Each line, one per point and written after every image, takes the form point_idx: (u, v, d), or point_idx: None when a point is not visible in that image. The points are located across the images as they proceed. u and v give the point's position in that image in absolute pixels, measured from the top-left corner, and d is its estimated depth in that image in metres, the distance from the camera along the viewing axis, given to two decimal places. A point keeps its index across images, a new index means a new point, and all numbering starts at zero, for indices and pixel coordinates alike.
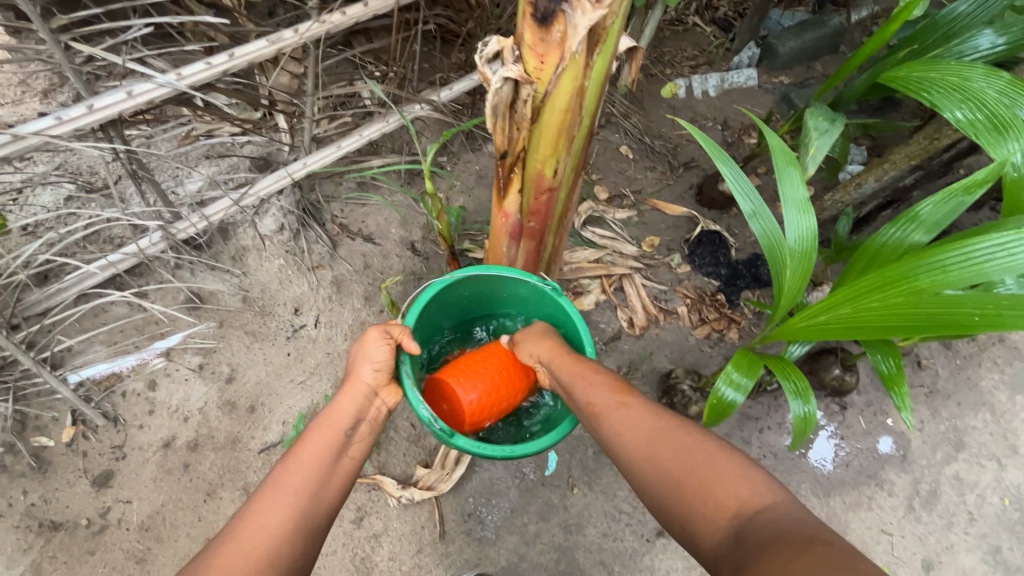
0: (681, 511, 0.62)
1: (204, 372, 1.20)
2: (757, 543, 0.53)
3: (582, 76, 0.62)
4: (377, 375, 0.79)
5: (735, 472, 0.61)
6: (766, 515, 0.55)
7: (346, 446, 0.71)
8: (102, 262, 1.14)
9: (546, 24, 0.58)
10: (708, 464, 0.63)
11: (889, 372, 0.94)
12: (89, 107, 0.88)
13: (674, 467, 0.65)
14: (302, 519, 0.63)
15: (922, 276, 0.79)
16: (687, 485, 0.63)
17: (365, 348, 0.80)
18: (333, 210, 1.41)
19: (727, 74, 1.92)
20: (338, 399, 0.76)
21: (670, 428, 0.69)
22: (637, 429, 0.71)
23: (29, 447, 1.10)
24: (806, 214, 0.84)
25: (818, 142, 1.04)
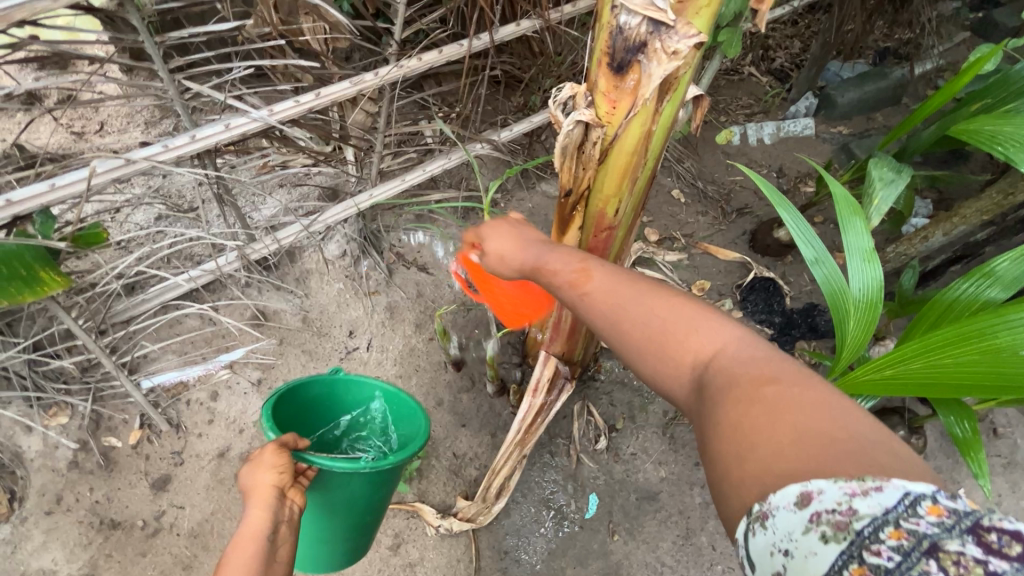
0: (651, 367, 0.59)
1: (262, 387, 1.26)
2: (722, 395, 0.51)
3: (651, 121, 0.65)
4: (283, 478, 0.69)
5: (698, 328, 0.57)
6: (729, 363, 0.53)
7: (271, 557, 0.66)
8: (184, 276, 1.23)
9: (620, 72, 0.61)
10: (674, 322, 0.58)
11: (964, 435, 0.88)
12: (192, 137, 0.97)
13: (637, 329, 0.60)
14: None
15: (1003, 333, 0.75)
16: (649, 345, 0.59)
17: (256, 465, 0.70)
18: (392, 239, 1.48)
19: (783, 123, 1.92)
20: (247, 518, 0.67)
21: (633, 293, 0.62)
22: (605, 306, 0.64)
23: (100, 445, 1.17)
24: (871, 264, 0.82)
25: (883, 193, 1.02)
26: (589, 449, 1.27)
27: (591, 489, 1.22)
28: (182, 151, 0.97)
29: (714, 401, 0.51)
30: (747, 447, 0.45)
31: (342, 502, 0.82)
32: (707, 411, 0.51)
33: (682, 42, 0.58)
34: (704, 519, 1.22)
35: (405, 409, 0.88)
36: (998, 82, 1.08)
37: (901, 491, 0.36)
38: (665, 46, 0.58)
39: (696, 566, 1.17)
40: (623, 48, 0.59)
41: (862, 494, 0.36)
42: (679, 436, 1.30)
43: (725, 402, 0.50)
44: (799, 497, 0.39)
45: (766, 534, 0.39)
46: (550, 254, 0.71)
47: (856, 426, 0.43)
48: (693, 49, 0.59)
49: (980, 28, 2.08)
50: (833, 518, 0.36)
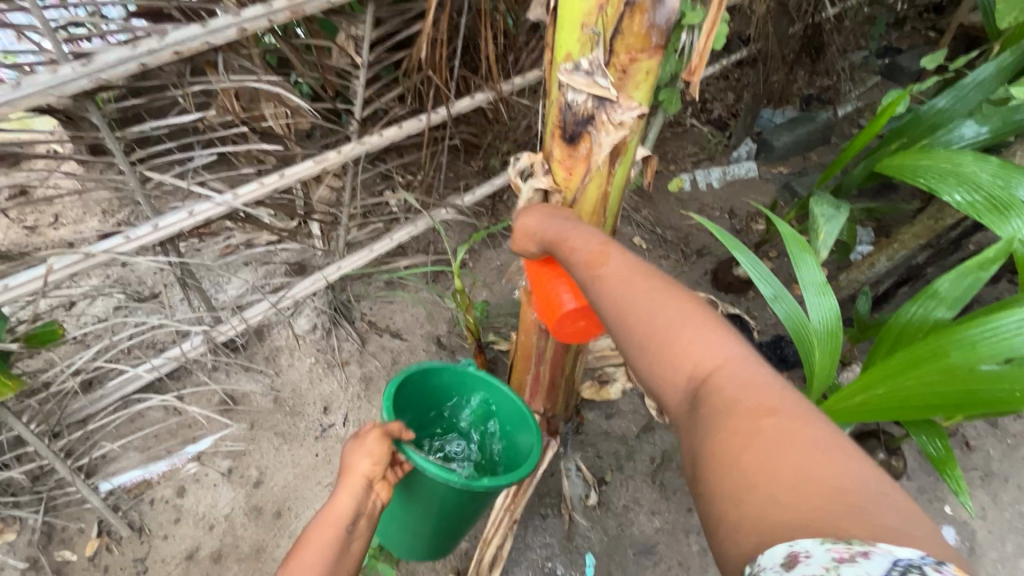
0: (649, 362, 0.58)
1: (233, 476, 1.19)
2: (722, 417, 0.49)
3: (606, 183, 0.70)
4: (375, 469, 0.78)
5: (706, 337, 0.56)
6: (735, 384, 0.52)
7: (345, 544, 0.72)
8: (146, 366, 1.18)
9: (574, 142, 0.66)
10: (687, 328, 0.57)
11: (939, 454, 0.90)
12: (154, 226, 0.96)
13: (644, 327, 0.59)
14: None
15: (953, 351, 0.79)
16: (655, 344, 0.58)
17: (360, 446, 0.78)
18: (363, 308, 1.48)
19: (728, 167, 2.07)
20: (336, 498, 0.75)
21: (647, 290, 0.61)
22: (613, 297, 0.62)
23: (52, 562, 1.07)
24: (826, 295, 0.85)
25: (827, 228, 1.10)
26: (581, 506, 1.24)
27: (587, 548, 1.19)
28: (144, 241, 0.95)
29: (711, 422, 0.50)
30: (751, 480, 0.44)
31: (434, 506, 0.89)
32: (703, 426, 0.50)
33: (626, 113, 0.63)
34: (705, 567, 1.18)
35: (520, 423, 0.97)
36: (911, 120, 1.19)
37: (889, 561, 0.34)
38: (611, 118, 0.63)
39: None
40: (572, 122, 0.65)
41: (853, 557, 0.35)
42: (668, 482, 1.29)
43: (724, 423, 0.49)
44: (803, 552, 0.37)
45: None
46: (574, 229, 0.68)
47: (854, 474, 0.43)
48: (636, 118, 0.64)
49: (889, 72, 2.31)
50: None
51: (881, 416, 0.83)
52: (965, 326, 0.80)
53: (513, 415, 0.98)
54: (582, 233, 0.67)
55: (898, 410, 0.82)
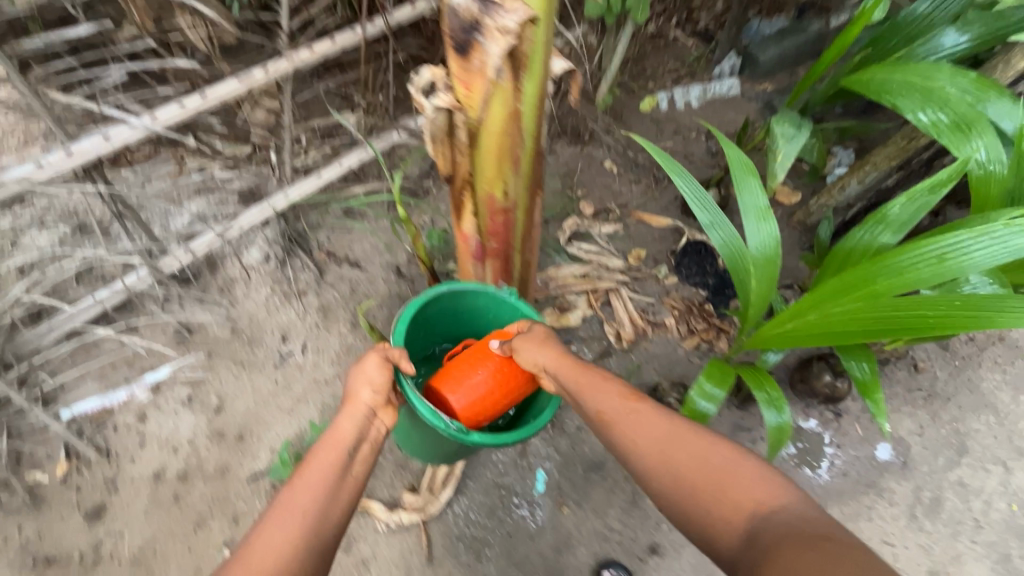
0: (692, 495, 0.69)
1: (193, 403, 1.22)
2: (769, 540, 0.58)
3: (512, 104, 0.61)
4: (376, 395, 0.82)
5: (748, 475, 0.67)
6: (775, 512, 0.62)
7: (349, 465, 0.74)
8: (91, 299, 1.18)
9: (465, 53, 0.57)
10: (718, 465, 0.70)
11: (863, 376, 0.91)
12: (67, 152, 0.90)
13: (687, 469, 0.71)
14: (313, 526, 0.66)
15: (880, 278, 0.77)
16: (698, 482, 0.69)
17: (361, 369, 0.84)
18: (320, 237, 1.45)
19: (709, 85, 1.95)
20: (338, 423, 0.79)
21: (684, 431, 0.75)
22: (651, 436, 0.76)
23: (24, 482, 1.13)
24: (766, 222, 0.83)
25: (785, 149, 1.05)
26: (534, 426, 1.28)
27: (538, 465, 1.24)
28: (59, 169, 0.90)
29: (765, 548, 0.58)
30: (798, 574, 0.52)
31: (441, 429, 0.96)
32: (757, 553, 0.58)
33: (510, 17, 0.53)
34: None
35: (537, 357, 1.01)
36: (889, 29, 1.10)
37: None
38: (494, 23, 0.53)
39: (644, 529, 1.19)
40: (458, 29, 0.56)
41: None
42: None
43: (780, 544, 0.57)
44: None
45: None
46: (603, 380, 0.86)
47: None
48: (527, 23, 0.53)
49: None
50: None
51: (803, 343, 0.83)
52: (897, 252, 0.78)
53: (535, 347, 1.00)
54: (609, 385, 0.85)
55: (819, 337, 0.81)
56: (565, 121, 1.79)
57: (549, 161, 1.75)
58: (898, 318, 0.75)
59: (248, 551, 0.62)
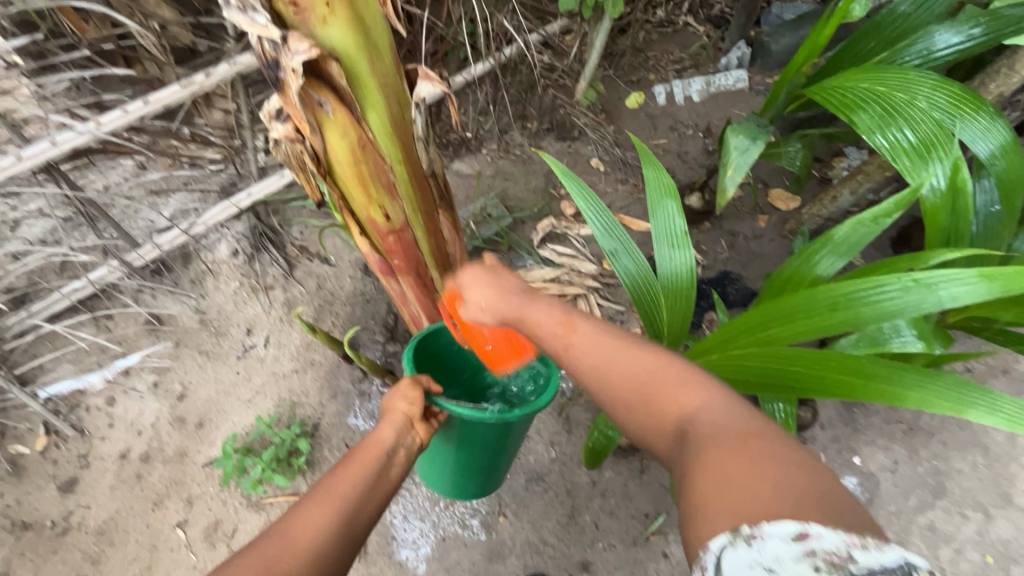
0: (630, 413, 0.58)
1: (158, 389, 1.30)
2: (700, 449, 0.50)
3: (353, 131, 0.60)
4: (415, 405, 0.72)
5: (689, 382, 0.57)
6: (704, 418, 0.53)
7: (387, 468, 0.65)
8: (62, 290, 1.25)
9: (281, 88, 0.56)
10: (651, 374, 0.58)
11: (780, 417, 0.89)
12: (17, 156, 0.96)
13: (621, 382, 0.59)
14: (349, 516, 0.57)
15: (776, 324, 0.72)
16: (634, 399, 0.58)
17: (394, 389, 0.73)
18: (293, 233, 1.47)
19: (713, 77, 1.83)
20: (374, 431, 0.70)
21: (621, 346, 0.60)
22: (587, 352, 0.61)
23: (7, 453, 1.24)
24: (679, 248, 0.78)
25: (737, 161, 0.97)
26: None
27: None
28: (11, 171, 0.97)
29: (695, 456, 0.50)
30: (717, 489, 0.44)
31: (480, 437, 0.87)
32: (690, 459, 0.50)
33: (296, 55, 0.51)
34: (591, 498, 1.22)
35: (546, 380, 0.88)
36: (871, 28, 1.03)
37: (883, 555, 0.36)
38: (285, 63, 0.51)
39: (579, 545, 1.18)
40: (267, 68, 0.55)
41: (859, 546, 0.37)
42: (573, 416, 1.31)
43: (710, 452, 0.49)
44: (798, 533, 0.38)
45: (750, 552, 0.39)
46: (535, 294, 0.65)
47: (825, 482, 0.44)
48: (315, 57, 0.51)
49: None
50: (828, 557, 0.37)
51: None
52: (797, 295, 0.71)
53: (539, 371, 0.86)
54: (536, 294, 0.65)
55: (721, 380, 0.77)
56: (552, 116, 1.73)
57: (532, 158, 1.70)
58: (781, 371, 0.70)
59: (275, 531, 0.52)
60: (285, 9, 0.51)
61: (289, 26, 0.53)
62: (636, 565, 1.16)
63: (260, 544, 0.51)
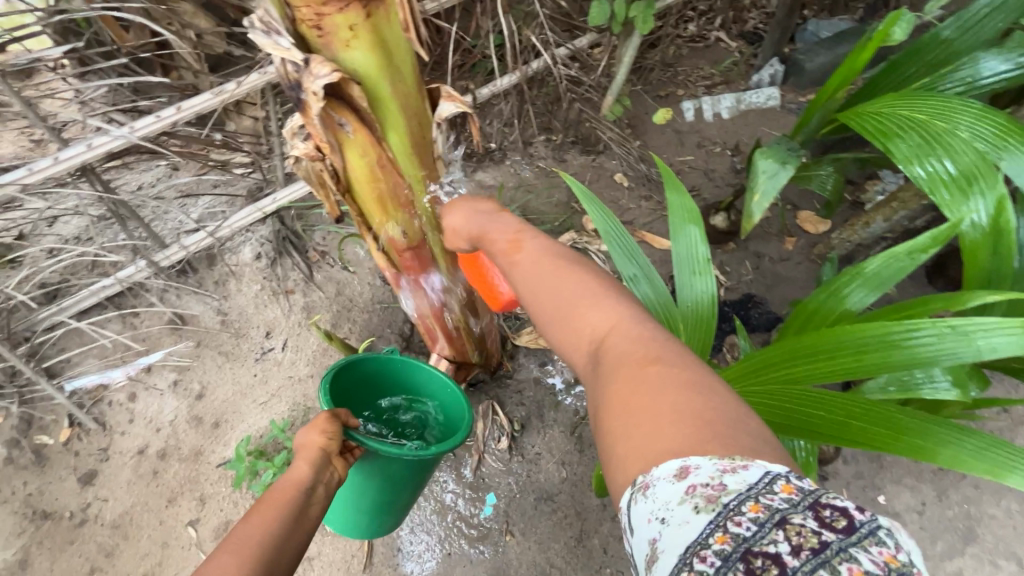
0: (553, 332, 0.56)
1: (178, 388, 1.32)
2: (612, 377, 0.49)
3: (373, 150, 0.60)
4: (330, 440, 0.75)
5: (609, 302, 0.54)
6: (621, 340, 0.51)
7: (305, 507, 0.67)
8: (91, 287, 1.29)
9: (302, 109, 0.56)
10: (576, 293, 0.55)
11: (801, 455, 0.86)
12: (55, 158, 1.00)
13: (546, 302, 0.56)
14: (265, 563, 0.59)
15: (802, 361, 0.70)
16: (557, 316, 0.55)
17: (311, 425, 0.76)
18: (315, 238, 1.49)
19: (744, 94, 1.79)
20: (291, 469, 0.71)
21: (556, 266, 0.57)
22: (521, 279, 0.58)
23: (31, 443, 1.28)
24: (700, 275, 0.76)
25: (765, 186, 0.94)
26: (492, 447, 1.27)
27: (489, 487, 1.23)
28: (49, 172, 1.00)
29: (608, 381, 0.49)
30: (626, 422, 0.45)
31: (386, 472, 0.89)
32: (603, 385, 0.49)
33: (319, 79, 0.52)
34: (600, 521, 1.19)
35: (451, 422, 1.02)
36: (911, 52, 0.99)
37: (762, 470, 0.39)
38: (307, 86, 0.52)
39: (586, 570, 1.15)
40: (289, 88, 0.55)
41: (733, 472, 0.39)
42: (586, 436, 1.28)
43: (620, 379, 0.48)
44: (680, 470, 0.40)
45: (647, 502, 0.41)
46: (490, 220, 0.64)
47: (724, 402, 0.44)
48: (337, 80, 0.52)
49: None
50: (706, 491, 0.38)
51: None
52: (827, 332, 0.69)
53: (454, 409, 1.00)
54: (480, 216, 0.65)
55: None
56: (577, 129, 1.71)
57: (555, 171, 1.69)
58: (804, 414, 0.69)
59: None
60: (310, 33, 0.52)
61: (313, 49, 0.53)
62: None
63: None
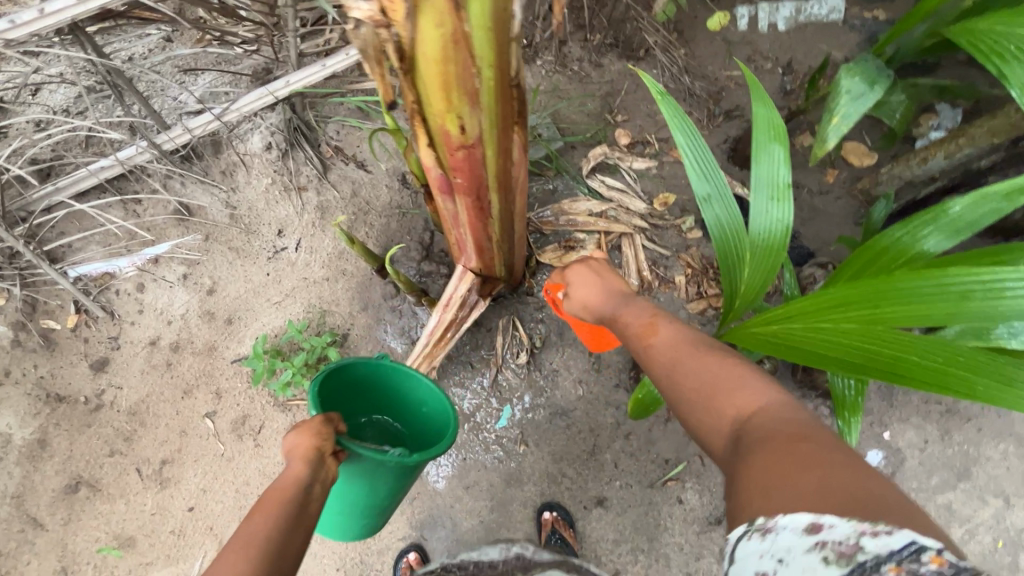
0: (696, 410, 0.63)
1: (188, 281, 1.27)
2: (747, 448, 0.53)
3: (455, 22, 0.51)
4: (322, 441, 0.72)
5: (747, 384, 0.60)
6: (757, 419, 0.56)
7: (303, 508, 0.66)
8: (91, 167, 1.19)
9: None
10: (713, 372, 0.63)
11: (847, 392, 0.85)
12: (42, 11, 0.86)
13: (688, 380, 0.65)
14: (265, 559, 0.59)
15: (892, 303, 0.65)
16: (698, 396, 0.63)
17: (301, 428, 0.73)
18: (328, 131, 1.36)
19: (806, 3, 1.61)
20: (285, 470, 0.69)
21: (698, 350, 0.67)
22: (664, 355, 0.70)
23: (39, 327, 1.24)
24: (777, 201, 0.71)
25: (846, 109, 0.85)
26: (511, 361, 1.27)
27: (507, 400, 1.25)
28: (36, 27, 0.87)
29: (745, 451, 0.53)
30: (758, 480, 0.48)
31: (378, 474, 0.82)
32: (740, 456, 0.53)
33: None
34: (613, 438, 1.22)
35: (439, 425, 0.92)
36: None
37: (909, 536, 0.38)
38: None
39: (596, 480, 1.20)
40: None
41: (873, 533, 0.39)
42: (604, 359, 1.27)
43: (761, 447, 0.52)
44: (811, 524, 0.41)
45: (762, 542, 0.44)
46: (626, 305, 0.79)
47: (860, 475, 0.45)
48: None
49: None
50: (838, 547, 0.39)
51: (785, 352, 0.71)
52: (922, 277, 0.65)
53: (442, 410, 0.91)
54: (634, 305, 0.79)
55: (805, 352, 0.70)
56: (619, 30, 1.55)
57: (590, 76, 1.55)
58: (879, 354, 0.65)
59: None
60: None
61: None
62: (650, 506, 1.18)
63: None
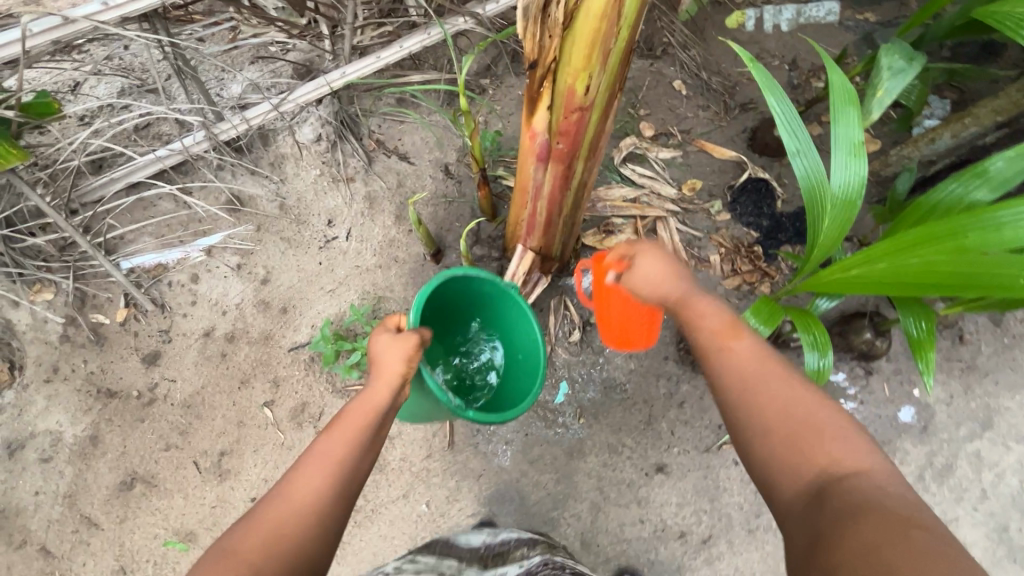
0: (771, 448, 0.61)
1: (242, 272, 1.28)
2: (843, 515, 0.51)
3: None
4: (408, 366, 0.73)
5: (840, 441, 0.58)
6: (852, 483, 0.54)
7: (379, 430, 0.68)
8: (152, 154, 1.22)
9: None
10: (798, 419, 0.60)
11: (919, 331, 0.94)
12: None
13: (772, 416, 0.62)
14: (342, 485, 0.62)
15: (968, 235, 0.75)
16: (781, 437, 0.60)
17: (393, 342, 0.74)
18: (372, 123, 1.40)
19: (804, 7, 1.75)
20: (369, 388, 0.71)
21: (784, 384, 0.64)
22: (740, 374, 0.66)
23: (88, 321, 1.22)
24: (855, 158, 0.79)
25: (889, 84, 0.95)
26: (564, 339, 1.31)
27: (563, 376, 1.28)
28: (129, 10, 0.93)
29: (836, 517, 0.51)
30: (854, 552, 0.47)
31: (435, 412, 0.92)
32: (828, 519, 0.52)
33: None
34: (667, 408, 1.27)
35: (518, 385, 0.98)
36: None
37: None
38: None
39: (654, 448, 1.25)
40: None
41: None
42: None
43: (857, 518, 0.49)
44: None
45: None
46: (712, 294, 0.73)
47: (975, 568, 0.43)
48: None
49: None
50: None
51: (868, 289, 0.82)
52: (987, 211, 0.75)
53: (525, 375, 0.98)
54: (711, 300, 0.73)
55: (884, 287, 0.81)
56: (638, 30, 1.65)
57: None
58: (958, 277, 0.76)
59: (280, 492, 0.60)
60: None
61: None
62: (707, 469, 1.24)
63: (269, 510, 0.58)
